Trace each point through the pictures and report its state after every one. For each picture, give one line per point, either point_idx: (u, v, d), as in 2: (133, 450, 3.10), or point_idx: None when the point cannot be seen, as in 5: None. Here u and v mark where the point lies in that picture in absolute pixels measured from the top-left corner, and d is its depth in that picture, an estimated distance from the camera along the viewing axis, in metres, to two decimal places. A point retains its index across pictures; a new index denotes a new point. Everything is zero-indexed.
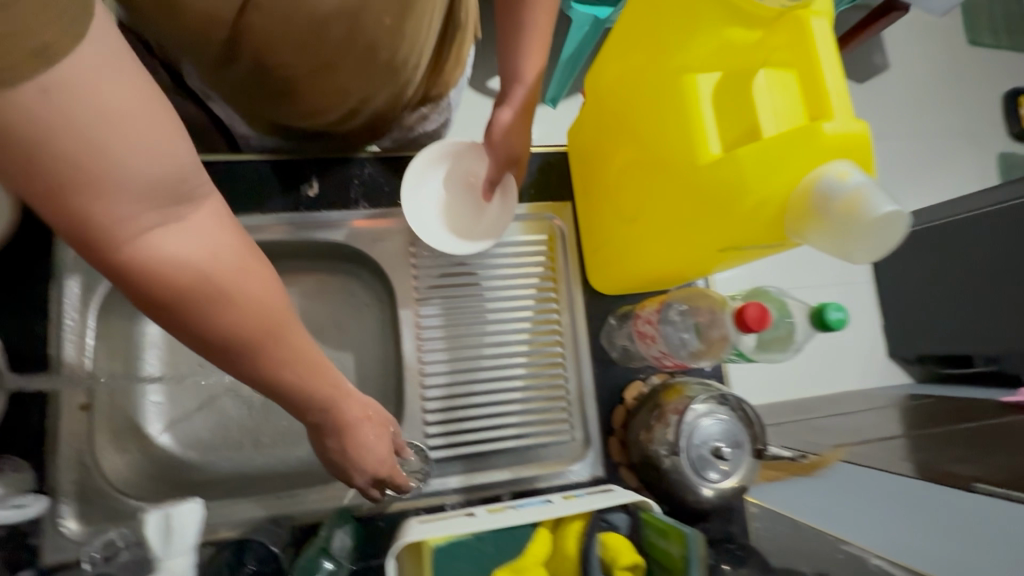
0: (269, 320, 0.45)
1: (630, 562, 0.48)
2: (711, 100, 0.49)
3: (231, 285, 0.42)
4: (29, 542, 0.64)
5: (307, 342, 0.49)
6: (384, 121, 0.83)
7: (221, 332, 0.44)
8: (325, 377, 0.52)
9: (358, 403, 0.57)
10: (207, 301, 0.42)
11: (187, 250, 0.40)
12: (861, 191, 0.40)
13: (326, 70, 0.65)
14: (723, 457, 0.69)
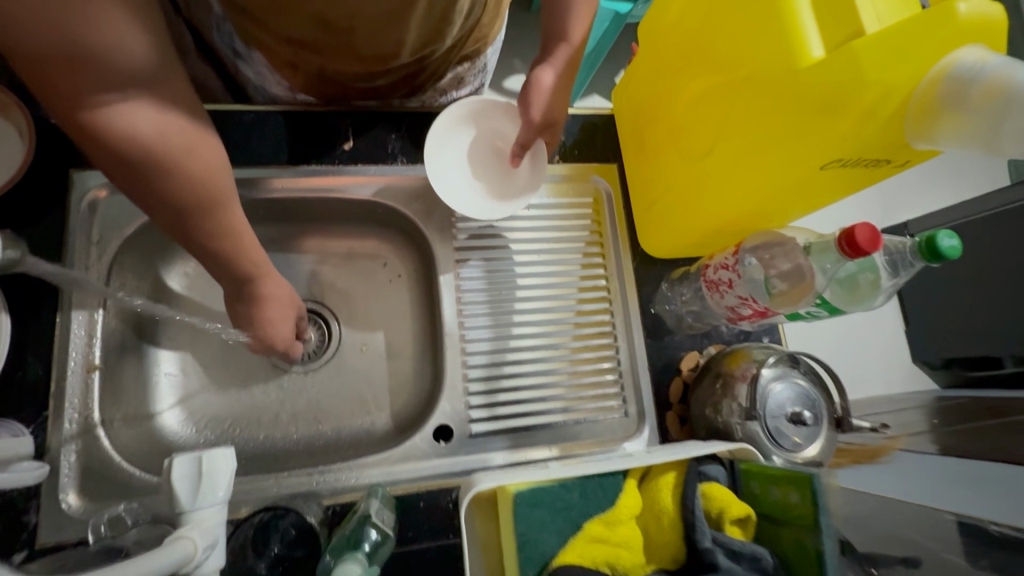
0: (206, 193, 0.50)
1: (740, 514, 0.41)
2: (810, 3, 0.45)
3: (185, 157, 0.48)
4: (24, 520, 0.56)
5: (240, 219, 0.55)
6: (427, 76, 0.76)
7: (201, 203, 0.51)
8: (255, 252, 0.57)
9: (277, 283, 0.62)
10: (153, 168, 0.47)
11: (148, 118, 0.46)
12: (1005, 69, 0.37)
13: (385, 17, 0.58)
14: (802, 422, 0.63)
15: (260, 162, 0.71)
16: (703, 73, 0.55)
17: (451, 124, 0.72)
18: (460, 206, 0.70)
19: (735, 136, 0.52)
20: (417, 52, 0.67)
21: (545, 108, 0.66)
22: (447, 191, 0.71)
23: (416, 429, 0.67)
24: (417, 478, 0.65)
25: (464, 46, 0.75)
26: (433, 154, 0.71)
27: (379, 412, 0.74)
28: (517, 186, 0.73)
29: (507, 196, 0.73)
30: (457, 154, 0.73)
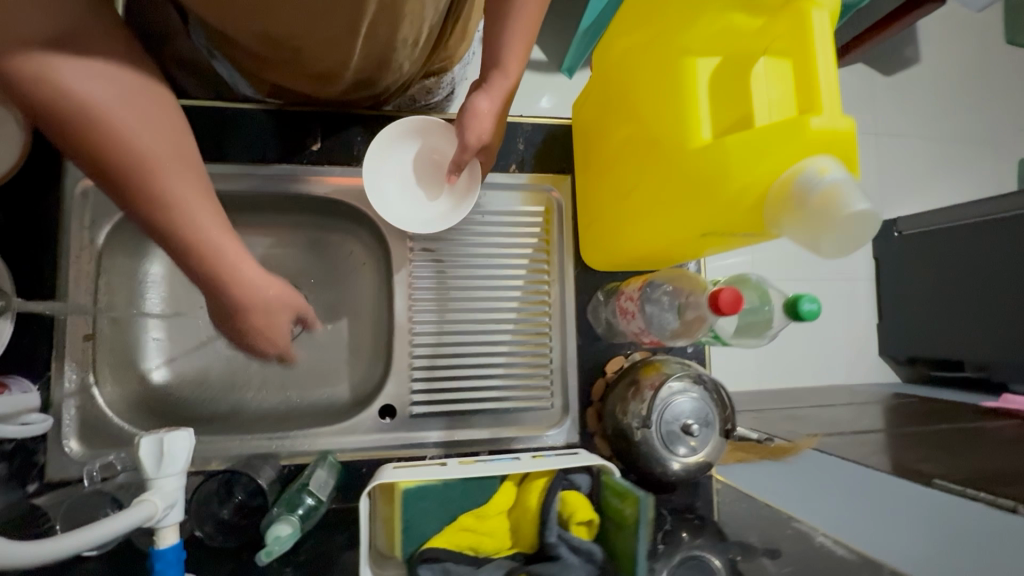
0: (141, 152, 0.47)
1: (585, 518, 0.52)
2: (709, 84, 0.49)
3: (115, 108, 0.46)
4: (36, 458, 0.69)
5: (189, 191, 0.50)
6: (388, 93, 0.82)
7: (136, 167, 0.47)
8: (207, 217, 0.52)
9: (252, 268, 0.55)
10: (77, 122, 0.45)
11: (64, 66, 0.44)
12: (836, 186, 0.42)
13: (329, 40, 0.64)
14: (692, 433, 0.72)
15: (237, 158, 0.78)
16: (629, 121, 0.59)
17: (390, 140, 0.77)
18: (398, 220, 0.76)
19: (646, 187, 0.58)
20: (364, 67, 0.72)
21: (482, 135, 0.70)
22: (390, 204, 0.77)
23: (364, 407, 0.78)
24: (361, 448, 0.77)
25: (421, 67, 0.80)
26: (371, 169, 0.75)
27: (339, 385, 0.86)
28: (452, 201, 0.79)
29: (445, 210, 0.79)
30: (398, 166, 0.78)
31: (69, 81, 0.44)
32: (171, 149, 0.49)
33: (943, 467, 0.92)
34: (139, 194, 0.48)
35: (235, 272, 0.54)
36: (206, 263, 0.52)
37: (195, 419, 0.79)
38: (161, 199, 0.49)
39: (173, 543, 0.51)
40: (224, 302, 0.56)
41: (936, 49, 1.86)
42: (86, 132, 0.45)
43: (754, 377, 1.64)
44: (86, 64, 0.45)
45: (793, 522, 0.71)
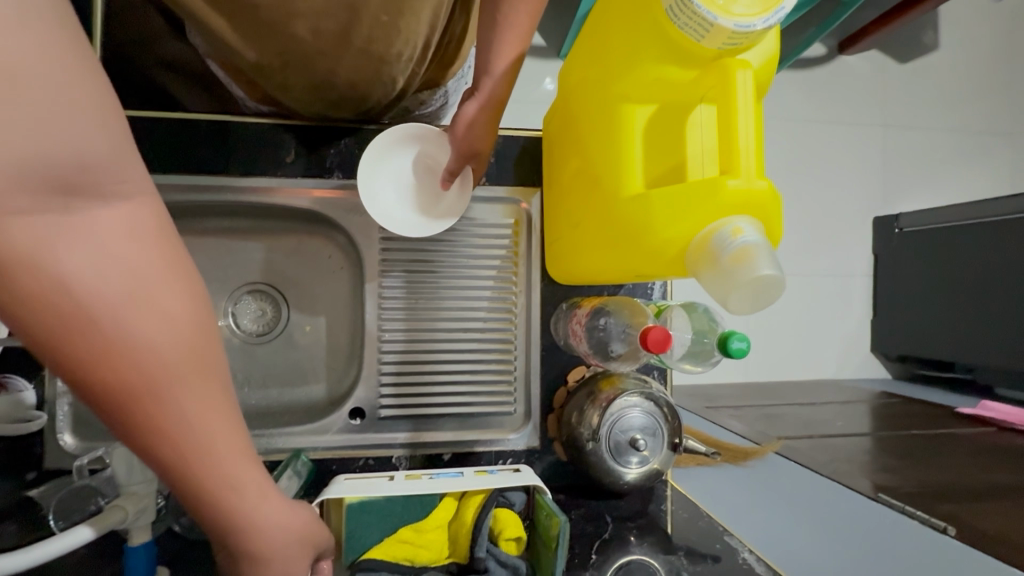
0: (165, 363, 0.32)
1: (514, 535, 0.58)
2: (644, 133, 0.51)
3: (133, 316, 0.31)
4: (34, 449, 0.75)
5: (219, 409, 0.35)
6: (377, 112, 0.85)
7: (108, 373, 0.31)
8: (240, 454, 0.37)
9: (266, 493, 0.40)
10: (131, 343, 0.31)
11: (76, 263, 0.29)
12: (747, 249, 0.43)
13: (316, 55, 0.68)
14: (639, 447, 0.76)
15: (220, 169, 0.82)
16: (577, 155, 0.61)
17: (385, 147, 0.78)
18: (393, 227, 0.78)
19: (590, 222, 0.60)
20: (353, 87, 0.76)
21: (473, 142, 0.72)
22: (386, 210, 0.79)
23: (335, 409, 0.83)
24: (333, 447, 0.82)
25: (411, 87, 0.83)
26: (363, 176, 0.77)
27: (317, 383, 0.91)
28: (443, 209, 0.82)
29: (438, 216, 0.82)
30: (393, 172, 0.80)
31: (55, 256, 0.28)
32: (185, 365, 0.33)
33: (896, 475, 0.95)
34: (144, 418, 0.33)
35: (255, 518, 0.39)
36: (194, 479, 0.35)
37: None
38: (134, 412, 0.32)
39: (144, 542, 0.58)
40: (228, 529, 0.39)
41: (954, 37, 1.78)
42: (50, 334, 0.29)
43: (739, 372, 1.66)
44: (97, 232, 0.30)
45: (724, 536, 0.76)
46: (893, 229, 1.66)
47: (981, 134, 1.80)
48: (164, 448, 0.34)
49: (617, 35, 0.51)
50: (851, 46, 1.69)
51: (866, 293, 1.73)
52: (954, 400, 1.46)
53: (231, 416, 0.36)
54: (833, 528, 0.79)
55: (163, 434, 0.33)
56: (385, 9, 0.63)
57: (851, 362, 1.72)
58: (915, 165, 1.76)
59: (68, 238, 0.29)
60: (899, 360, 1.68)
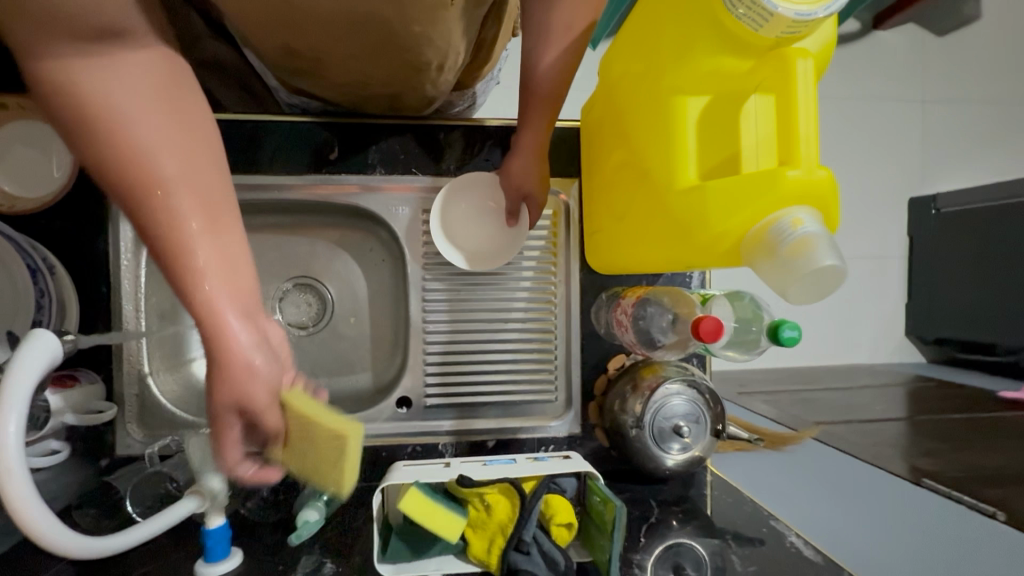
0: (149, 155, 0.42)
1: (565, 521, 0.58)
2: (697, 125, 0.51)
3: (137, 122, 0.42)
4: (105, 437, 0.79)
5: (194, 202, 0.44)
6: (413, 108, 0.87)
7: (122, 159, 0.42)
8: (216, 253, 0.44)
9: (238, 305, 0.45)
10: (122, 132, 0.42)
11: (91, 74, 0.42)
12: (808, 239, 0.43)
13: (348, 56, 0.70)
14: (682, 434, 0.77)
15: (267, 167, 0.84)
16: (624, 147, 0.61)
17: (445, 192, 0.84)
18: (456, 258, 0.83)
19: (636, 212, 0.60)
20: (387, 85, 0.78)
21: (522, 178, 0.78)
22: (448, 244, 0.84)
23: (383, 398, 0.86)
24: (382, 435, 0.85)
25: (445, 91, 0.84)
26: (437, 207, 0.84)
27: (362, 372, 0.94)
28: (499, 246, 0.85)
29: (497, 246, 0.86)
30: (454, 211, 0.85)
31: (78, 71, 0.41)
32: (184, 172, 0.44)
33: (939, 459, 0.94)
34: (136, 200, 0.43)
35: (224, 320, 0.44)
36: (179, 264, 0.43)
37: None
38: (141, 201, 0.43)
39: (220, 523, 0.62)
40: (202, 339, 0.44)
41: (998, 5, 1.70)
42: (80, 128, 0.42)
43: (768, 357, 1.65)
44: (121, 65, 0.43)
45: (770, 521, 0.76)
46: (930, 209, 1.62)
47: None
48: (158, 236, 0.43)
49: (668, 25, 0.51)
50: (886, 20, 1.63)
51: (901, 276, 1.70)
52: (995, 383, 1.43)
53: (225, 229, 0.46)
54: (877, 511, 0.79)
55: (156, 212, 0.43)
56: (417, 21, 0.63)
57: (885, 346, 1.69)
58: (955, 142, 1.71)
59: (108, 70, 0.42)
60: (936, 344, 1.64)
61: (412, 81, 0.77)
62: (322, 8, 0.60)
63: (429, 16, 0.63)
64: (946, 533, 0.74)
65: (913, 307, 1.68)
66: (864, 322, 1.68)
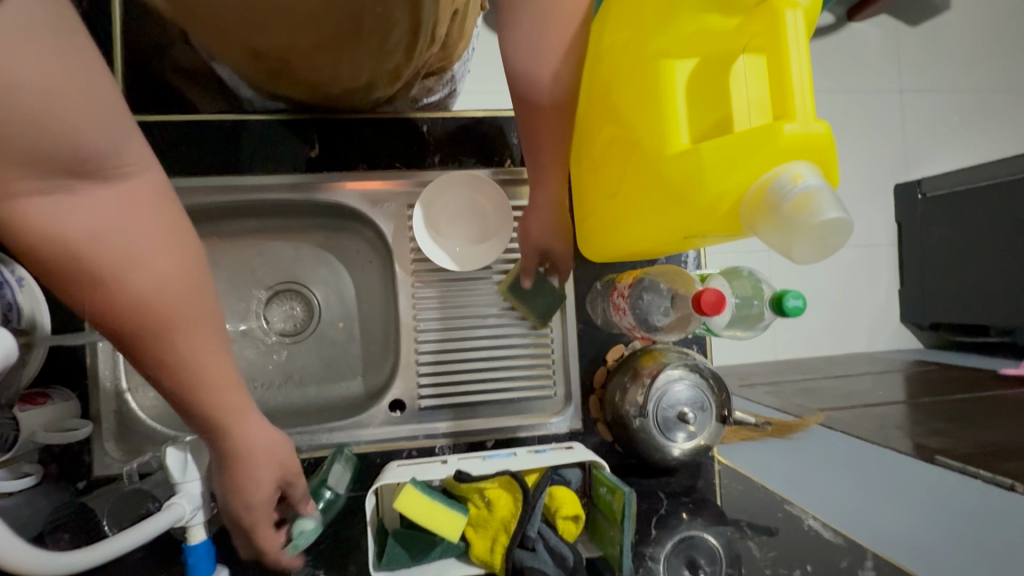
0: (152, 305, 0.44)
1: (572, 514, 0.55)
2: (687, 88, 0.49)
3: (125, 266, 0.42)
4: (80, 458, 0.75)
5: (215, 355, 0.48)
6: (387, 99, 0.84)
7: (126, 305, 0.43)
8: (238, 411, 0.51)
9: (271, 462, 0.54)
10: (103, 275, 0.42)
11: (68, 217, 0.40)
12: (809, 194, 0.41)
13: (316, 47, 0.67)
14: (688, 421, 0.74)
15: (245, 169, 0.82)
16: (612, 121, 0.60)
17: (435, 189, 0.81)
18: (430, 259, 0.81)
19: (627, 186, 0.58)
20: (359, 78, 0.74)
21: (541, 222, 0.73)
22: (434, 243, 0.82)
23: (375, 402, 0.82)
24: (375, 441, 0.82)
25: (423, 71, 0.81)
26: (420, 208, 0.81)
27: (353, 379, 0.92)
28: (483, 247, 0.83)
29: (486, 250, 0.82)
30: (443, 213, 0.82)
31: (62, 220, 0.40)
32: (186, 294, 0.46)
33: (948, 438, 0.92)
34: (149, 346, 0.46)
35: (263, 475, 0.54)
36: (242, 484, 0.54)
37: None
38: (129, 298, 0.43)
39: (202, 539, 0.58)
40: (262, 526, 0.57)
41: None
42: (64, 269, 0.42)
43: (769, 349, 1.63)
44: (94, 200, 0.41)
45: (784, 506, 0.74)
46: (915, 194, 1.61)
47: (1002, 90, 1.75)
48: (161, 333, 0.45)
49: None
50: (859, 13, 1.64)
51: (892, 261, 1.70)
52: (993, 364, 1.41)
53: (214, 330, 0.48)
54: (892, 491, 0.77)
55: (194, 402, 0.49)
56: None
57: (879, 333, 1.69)
58: (935, 127, 1.72)
59: (84, 215, 0.41)
60: (931, 328, 1.63)
61: (385, 68, 0.73)
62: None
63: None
64: (964, 509, 0.71)
65: (905, 292, 1.67)
66: (857, 311, 1.68)
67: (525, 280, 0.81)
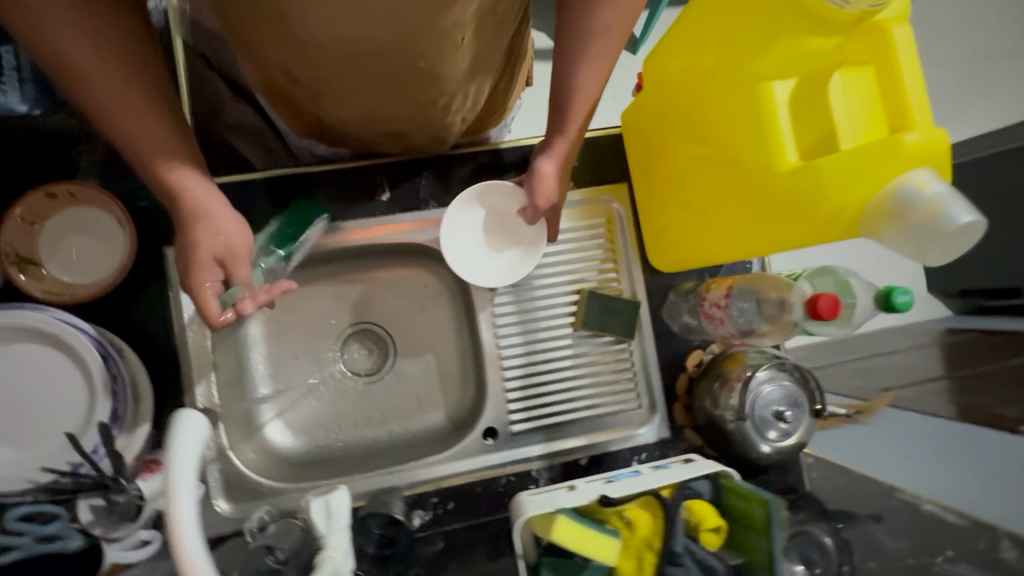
0: (146, 139, 0.58)
1: (713, 525, 0.56)
2: (788, 107, 0.52)
3: (132, 111, 0.57)
4: (191, 520, 0.76)
5: (204, 195, 0.63)
6: (424, 149, 0.85)
7: (141, 140, 0.58)
8: (204, 255, 0.64)
9: (210, 265, 0.66)
10: (119, 114, 0.57)
11: (93, 74, 0.54)
12: (939, 200, 0.45)
13: (348, 88, 0.67)
14: (784, 418, 0.75)
15: (319, 219, 0.84)
16: (698, 142, 0.62)
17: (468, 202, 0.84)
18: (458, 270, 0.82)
19: (720, 203, 0.60)
20: (392, 121, 0.75)
21: (549, 196, 0.75)
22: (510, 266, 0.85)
23: (468, 432, 0.84)
24: (472, 470, 0.83)
25: (457, 132, 0.83)
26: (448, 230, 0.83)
27: (435, 411, 0.91)
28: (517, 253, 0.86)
29: (520, 266, 0.85)
30: (472, 227, 0.85)
31: (82, 67, 0.54)
32: (178, 149, 0.61)
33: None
34: (160, 178, 0.61)
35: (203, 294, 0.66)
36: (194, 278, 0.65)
37: (314, 465, 0.86)
38: (136, 137, 0.58)
39: None
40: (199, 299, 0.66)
41: None
42: (100, 114, 0.57)
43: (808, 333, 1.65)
44: (108, 55, 0.54)
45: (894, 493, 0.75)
46: None
47: None
48: (156, 168, 0.60)
49: (744, 18, 0.53)
50: None
51: None
52: None
53: (199, 174, 0.63)
54: None
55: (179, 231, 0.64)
56: (425, 56, 0.61)
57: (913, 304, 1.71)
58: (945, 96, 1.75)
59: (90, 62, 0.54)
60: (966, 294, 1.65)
61: (421, 118, 0.75)
62: (328, 35, 0.56)
63: (438, 53, 0.61)
64: None
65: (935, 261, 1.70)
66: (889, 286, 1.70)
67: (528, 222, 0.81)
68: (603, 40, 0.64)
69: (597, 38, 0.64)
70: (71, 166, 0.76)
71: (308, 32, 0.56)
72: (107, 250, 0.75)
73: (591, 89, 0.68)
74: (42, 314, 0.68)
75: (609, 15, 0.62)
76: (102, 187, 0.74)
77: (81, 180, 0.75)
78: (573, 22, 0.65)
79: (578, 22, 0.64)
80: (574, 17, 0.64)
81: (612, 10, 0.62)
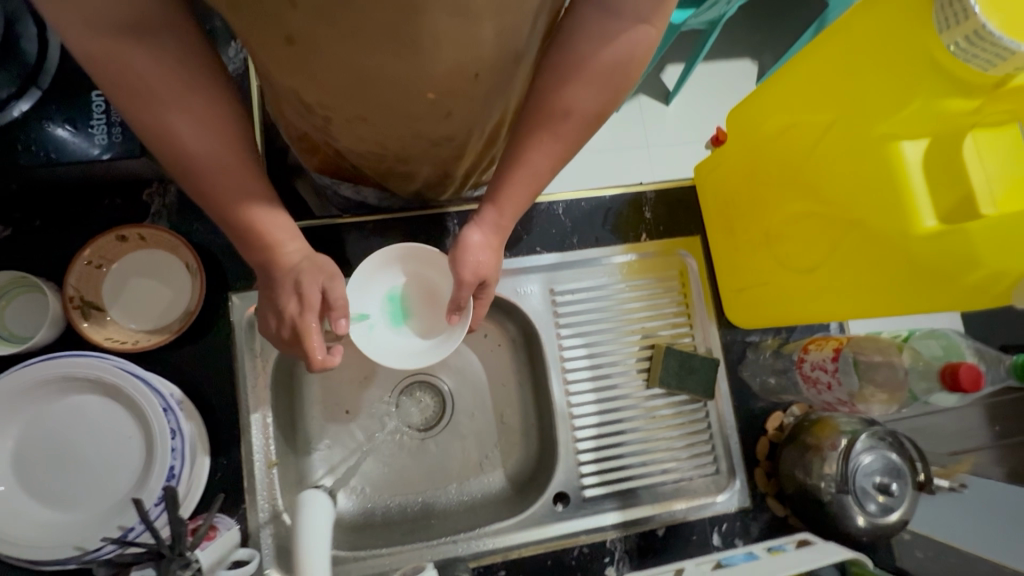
0: (236, 195, 0.52)
1: None
2: (921, 168, 0.50)
3: (221, 163, 0.50)
4: None
5: (290, 241, 0.56)
6: (438, 185, 0.83)
7: (228, 198, 0.52)
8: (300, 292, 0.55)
9: (311, 294, 0.56)
10: (204, 172, 0.50)
11: (184, 126, 0.48)
12: None
13: (358, 119, 0.62)
14: (888, 492, 0.69)
15: None
16: (806, 198, 0.61)
17: (372, 270, 0.71)
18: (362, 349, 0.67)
19: (841, 261, 0.58)
20: (403, 158, 0.73)
21: (477, 268, 0.63)
22: (580, 322, 0.82)
23: (536, 499, 0.78)
24: (542, 541, 0.77)
25: (466, 170, 0.81)
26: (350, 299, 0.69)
27: (494, 471, 0.85)
28: (437, 328, 0.71)
29: (425, 353, 0.70)
30: (381, 298, 0.72)
31: (174, 126, 0.48)
32: (262, 200, 0.53)
33: None
34: (252, 235, 0.54)
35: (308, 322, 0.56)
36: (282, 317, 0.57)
37: (367, 528, 0.80)
38: (226, 198, 0.52)
39: None
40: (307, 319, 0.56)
41: None
42: (189, 174, 0.51)
43: None
44: (191, 108, 0.48)
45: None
46: None
47: None
48: (245, 224, 0.53)
49: (870, 78, 0.53)
50: None
51: None
52: None
53: (284, 219, 0.55)
54: None
55: (271, 277, 0.56)
56: (434, 87, 0.57)
57: None
58: None
59: (180, 117, 0.48)
60: None
61: (434, 155, 0.73)
62: (354, 63, 0.52)
63: (453, 84, 0.57)
64: None
65: None
66: None
67: (453, 315, 0.66)
68: (561, 122, 0.58)
69: (556, 121, 0.58)
70: (141, 210, 0.74)
71: (317, 53, 0.51)
72: (175, 297, 0.72)
73: (539, 163, 0.61)
74: (106, 363, 0.64)
75: (574, 99, 0.56)
76: (173, 233, 0.72)
77: (152, 223, 0.73)
78: (538, 103, 0.58)
79: (542, 100, 0.57)
80: (540, 97, 0.57)
81: (580, 92, 0.56)
